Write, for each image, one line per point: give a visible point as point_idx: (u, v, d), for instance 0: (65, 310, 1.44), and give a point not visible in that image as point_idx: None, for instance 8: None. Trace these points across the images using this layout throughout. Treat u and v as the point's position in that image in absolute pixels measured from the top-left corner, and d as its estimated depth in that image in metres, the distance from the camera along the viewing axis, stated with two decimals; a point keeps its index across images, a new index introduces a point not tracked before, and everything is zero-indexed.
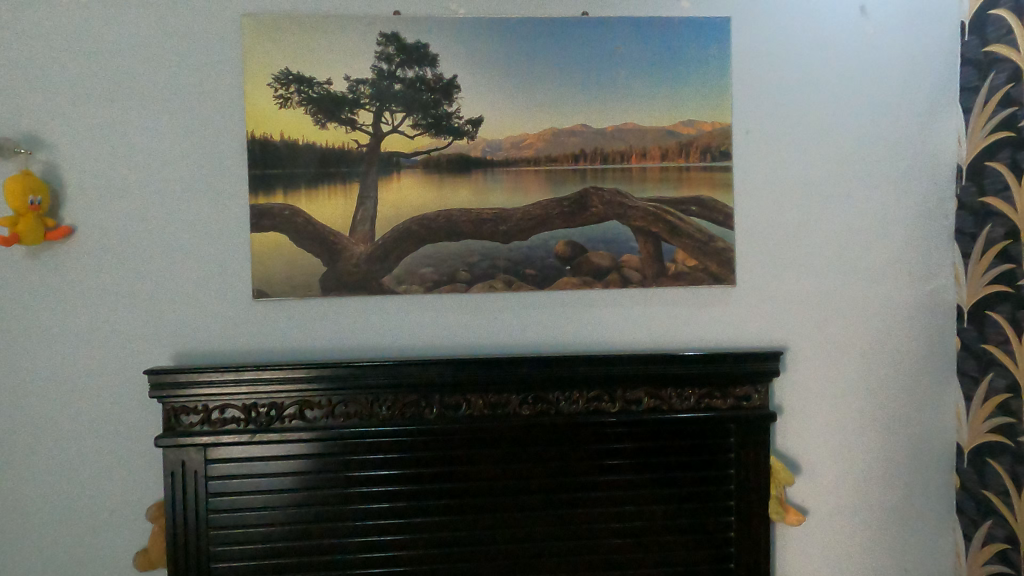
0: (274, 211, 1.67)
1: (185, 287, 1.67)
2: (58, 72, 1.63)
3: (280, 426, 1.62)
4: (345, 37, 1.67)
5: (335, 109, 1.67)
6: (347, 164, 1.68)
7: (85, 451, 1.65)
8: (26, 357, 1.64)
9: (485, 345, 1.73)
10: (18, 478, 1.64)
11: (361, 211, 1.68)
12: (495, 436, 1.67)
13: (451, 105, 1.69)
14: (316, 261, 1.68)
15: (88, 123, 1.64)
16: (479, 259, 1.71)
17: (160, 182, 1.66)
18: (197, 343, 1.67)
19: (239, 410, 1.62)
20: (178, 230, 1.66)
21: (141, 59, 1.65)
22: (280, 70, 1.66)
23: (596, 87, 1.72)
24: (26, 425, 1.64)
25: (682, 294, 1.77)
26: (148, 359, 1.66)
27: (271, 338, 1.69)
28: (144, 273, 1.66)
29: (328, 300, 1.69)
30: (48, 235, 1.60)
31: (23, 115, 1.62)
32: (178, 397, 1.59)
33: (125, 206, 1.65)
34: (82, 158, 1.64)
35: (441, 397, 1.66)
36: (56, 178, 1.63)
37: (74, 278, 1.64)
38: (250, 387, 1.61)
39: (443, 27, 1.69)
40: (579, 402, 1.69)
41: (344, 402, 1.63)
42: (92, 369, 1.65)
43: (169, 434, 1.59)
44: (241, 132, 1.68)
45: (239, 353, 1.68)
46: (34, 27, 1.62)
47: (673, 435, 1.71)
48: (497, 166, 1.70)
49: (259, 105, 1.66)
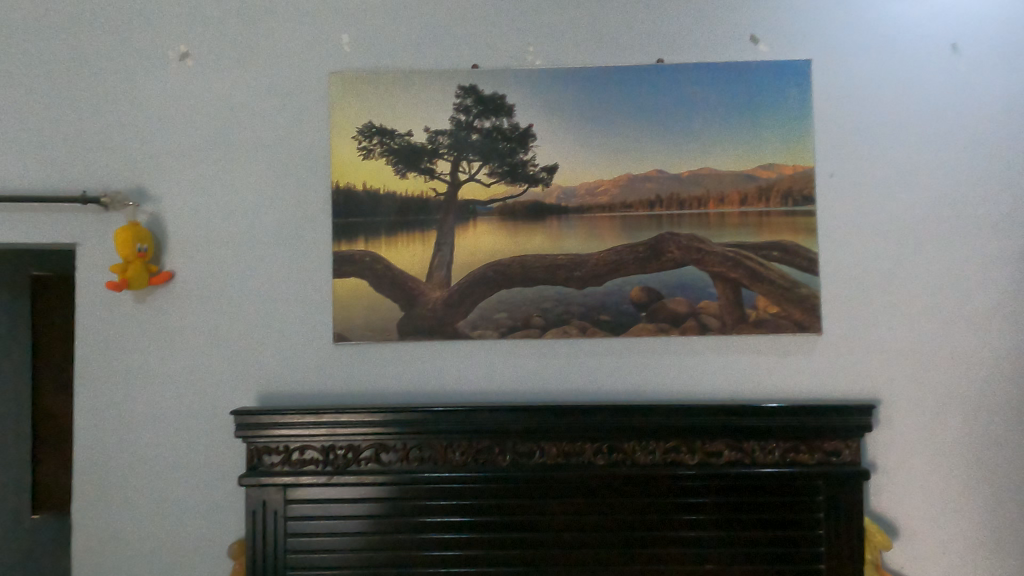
0: (356, 257, 1.73)
1: (271, 331, 1.74)
2: (166, 131, 1.77)
3: (356, 468, 1.65)
4: (426, 91, 1.74)
5: (414, 159, 1.73)
6: (425, 211, 1.73)
7: (175, 487, 1.72)
8: (126, 394, 1.74)
9: (559, 391, 1.71)
10: (113, 511, 1.72)
11: (438, 257, 1.72)
12: (569, 486, 1.64)
13: (527, 154, 1.72)
14: (394, 306, 1.72)
15: (189, 177, 1.76)
16: (554, 304, 1.71)
17: (251, 230, 1.75)
18: (281, 384, 1.73)
19: (318, 451, 1.66)
20: (266, 276, 1.75)
21: (239, 117, 1.77)
22: (364, 124, 1.75)
23: (673, 133, 1.72)
24: (124, 460, 1.73)
25: (763, 342, 1.71)
26: (235, 398, 1.74)
27: (350, 381, 1.73)
28: (234, 316, 1.74)
29: (404, 344, 1.72)
30: (151, 280, 1.72)
31: (133, 171, 1.77)
32: (262, 437, 1.65)
33: (219, 253, 1.75)
34: (183, 210, 1.76)
35: (515, 444, 1.64)
36: (160, 227, 1.76)
37: (172, 321, 1.74)
38: (329, 429, 1.65)
39: (520, 78, 1.73)
40: (656, 453, 1.64)
41: (419, 447, 1.65)
42: (184, 407, 1.73)
43: (252, 473, 1.64)
44: (327, 182, 1.76)
45: (320, 395, 1.73)
46: (147, 92, 1.77)
47: (756, 491, 1.63)
48: (573, 213, 1.71)
49: (343, 156, 1.75)
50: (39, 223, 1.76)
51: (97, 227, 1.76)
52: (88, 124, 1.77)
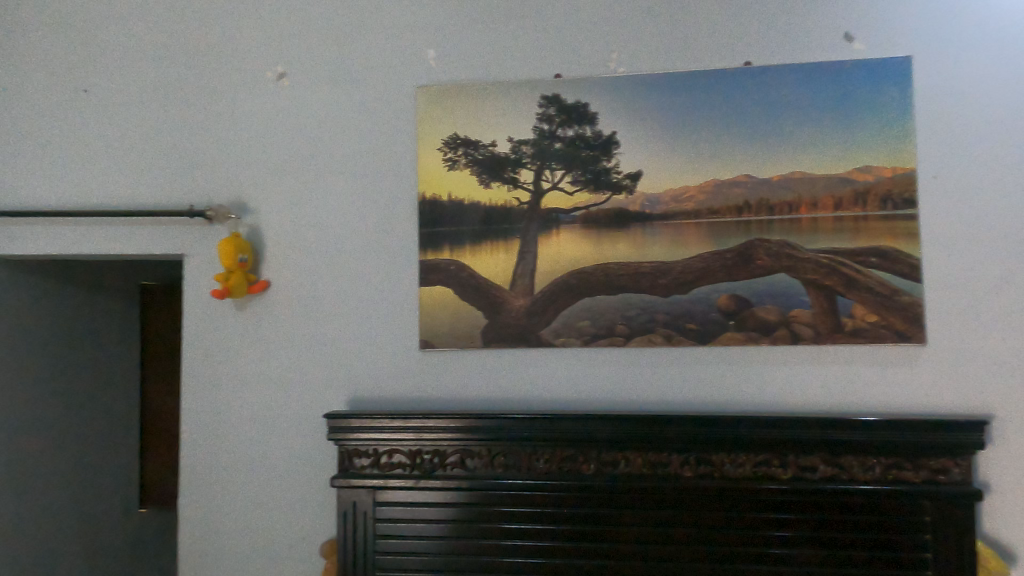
0: (441, 266, 1.77)
1: (361, 337, 1.80)
2: (265, 147, 1.87)
3: (442, 473, 1.68)
4: (510, 102, 1.77)
5: (498, 169, 1.76)
6: (508, 220, 1.75)
7: (271, 485, 1.80)
8: (227, 396, 1.84)
9: (644, 400, 1.69)
10: (215, 506, 1.82)
11: (521, 265, 1.74)
12: (655, 497, 1.61)
13: (610, 161, 1.72)
14: (478, 314, 1.75)
15: (285, 190, 1.85)
16: (638, 312, 1.69)
17: (342, 240, 1.82)
18: (370, 389, 1.79)
19: (405, 455, 1.70)
20: (356, 285, 1.81)
21: (331, 132, 1.85)
22: (450, 135, 1.79)
23: (762, 136, 1.67)
24: (225, 459, 1.83)
25: (862, 353, 1.63)
26: (327, 402, 1.80)
27: (436, 387, 1.77)
28: (327, 323, 1.81)
29: (488, 351, 1.75)
30: (251, 289, 1.81)
31: (235, 186, 1.87)
32: (352, 440, 1.70)
33: (313, 263, 1.83)
34: (279, 222, 1.85)
35: (599, 453, 1.63)
36: (259, 239, 1.85)
37: (270, 328, 1.83)
38: (416, 434, 1.68)
39: (603, 85, 1.73)
40: (746, 466, 1.59)
41: (503, 453, 1.66)
42: (280, 410, 1.82)
43: (343, 474, 1.70)
44: (414, 193, 1.81)
45: (406, 400, 1.78)
46: (248, 110, 1.88)
47: (855, 509, 1.55)
48: (657, 220, 1.69)
49: (429, 168, 1.79)
50: (151, 236, 1.89)
51: (203, 239, 1.87)
52: (195, 143, 1.89)
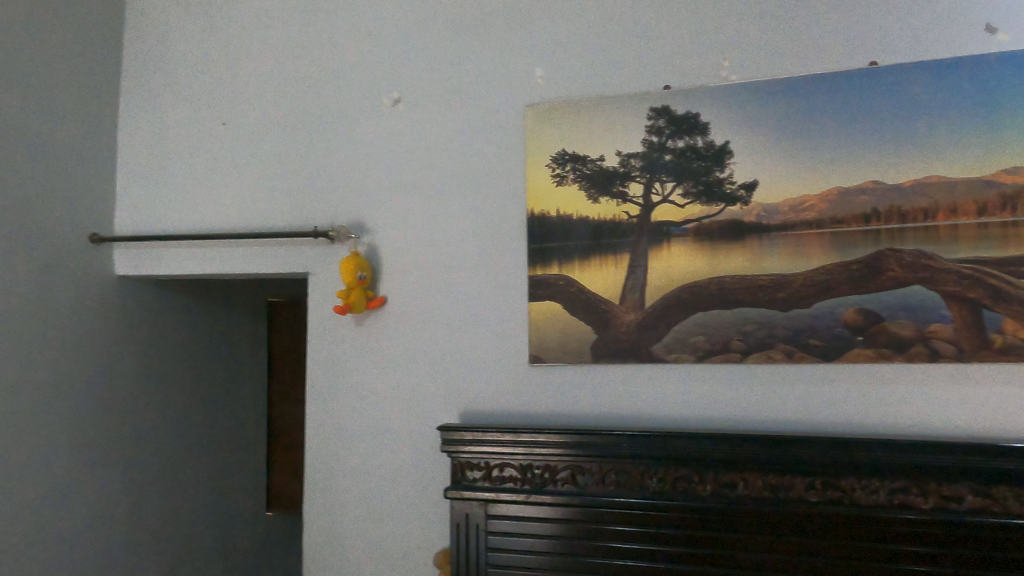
0: (550, 281, 1.78)
1: (472, 352, 1.84)
2: (381, 170, 1.96)
3: (553, 489, 1.68)
4: (619, 115, 1.76)
5: (607, 184, 1.75)
6: (617, 234, 1.73)
7: (388, 494, 1.87)
8: (348, 407, 1.93)
9: (764, 419, 1.62)
10: (337, 512, 1.91)
11: (631, 279, 1.71)
12: (778, 523, 1.52)
13: (723, 172, 1.67)
14: (588, 329, 1.74)
15: (400, 210, 1.93)
16: (755, 328, 1.62)
17: (454, 257, 1.88)
18: (481, 403, 1.82)
19: (516, 469, 1.71)
20: (467, 300, 1.86)
21: (443, 152, 1.91)
22: (558, 152, 1.80)
23: (892, 139, 1.56)
24: (345, 467, 1.91)
25: (1014, 373, 1.48)
26: (440, 415, 1.85)
27: (546, 401, 1.77)
28: (440, 338, 1.87)
29: (598, 366, 1.73)
30: (369, 305, 1.90)
31: (355, 207, 1.98)
32: (465, 453, 1.73)
33: (426, 279, 1.89)
34: (395, 240, 1.93)
35: (716, 474, 1.57)
36: (376, 257, 1.94)
37: (386, 342, 1.91)
38: (527, 448, 1.69)
39: (715, 94, 1.69)
40: (880, 493, 1.47)
41: (615, 471, 1.63)
42: (397, 421, 1.88)
43: (456, 486, 1.73)
44: (523, 210, 1.83)
45: (517, 415, 1.79)
46: (366, 134, 1.98)
47: (1009, 545, 1.40)
48: (775, 231, 1.62)
49: (538, 184, 1.81)
50: (280, 256, 2.02)
51: (325, 258, 1.98)
52: (318, 168, 2.02)
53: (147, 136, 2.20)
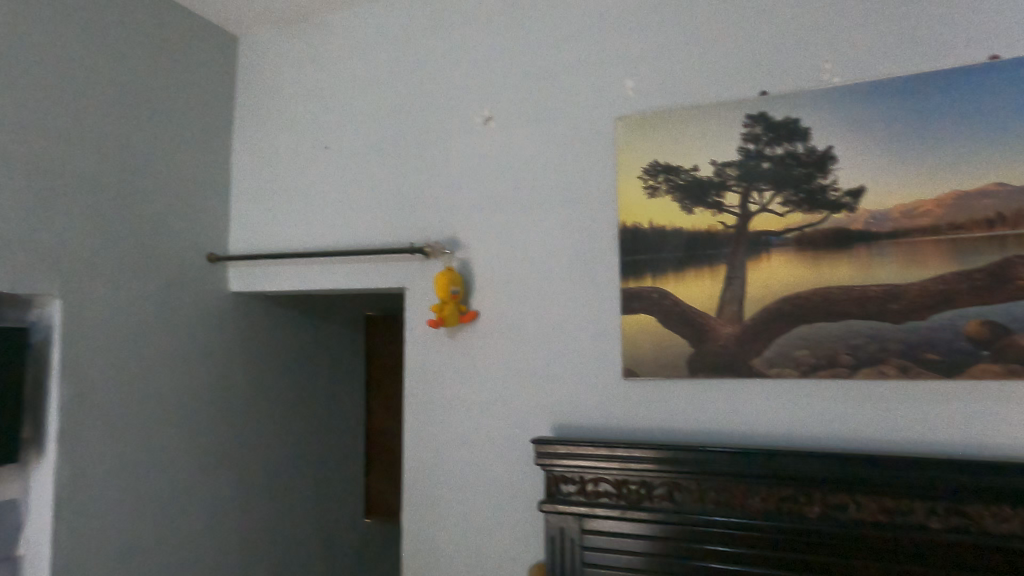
0: (643, 293, 1.76)
1: (564, 365, 1.84)
2: (473, 186, 2.01)
3: (650, 505, 1.64)
4: (713, 124, 1.72)
5: (701, 194, 1.71)
6: (713, 245, 1.69)
7: (483, 505, 1.90)
8: (443, 418, 1.98)
9: (877, 438, 1.53)
10: (434, 521, 1.96)
11: (728, 292, 1.67)
12: (894, 550, 1.43)
13: (826, 178, 1.59)
14: (683, 342, 1.70)
15: (492, 225, 1.97)
16: (865, 341, 1.53)
17: (546, 271, 1.89)
18: (574, 416, 1.82)
19: (611, 484, 1.69)
20: (559, 313, 1.86)
21: (533, 167, 1.94)
22: (650, 163, 1.78)
23: (1018, 137, 1.45)
24: (441, 478, 1.96)
25: None
26: (533, 428, 1.86)
27: (641, 416, 1.75)
28: (532, 351, 1.88)
29: (695, 381, 1.69)
30: (462, 318, 1.94)
31: (448, 224, 2.03)
32: (559, 466, 1.73)
33: (518, 293, 1.92)
34: (487, 255, 1.97)
35: (824, 495, 1.49)
36: (469, 272, 1.98)
37: (479, 355, 1.95)
38: (622, 463, 1.67)
39: (817, 98, 1.62)
40: (1012, 521, 1.36)
41: (714, 489, 1.58)
42: (491, 433, 1.91)
43: (551, 499, 1.73)
44: (615, 222, 1.83)
45: (611, 429, 1.78)
46: (458, 153, 2.04)
47: None
48: (886, 239, 1.53)
49: (630, 196, 1.80)
50: (378, 272, 2.11)
51: (420, 273, 2.05)
52: (413, 187, 2.09)
53: (258, 162, 2.36)
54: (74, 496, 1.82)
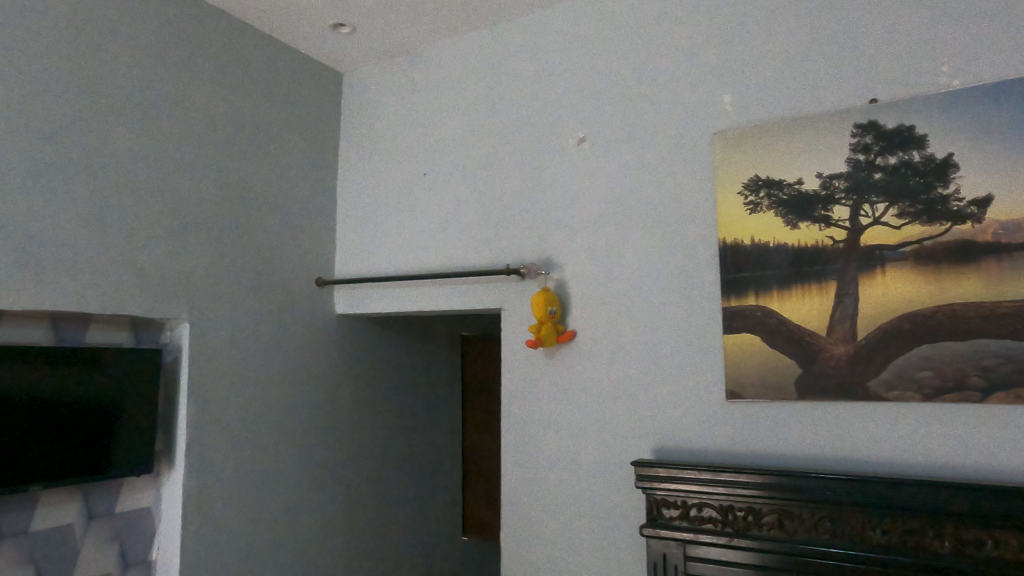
0: (746, 312, 1.70)
1: (663, 385, 1.81)
2: (567, 207, 2.03)
3: (758, 533, 1.57)
4: (818, 135, 1.66)
5: (807, 208, 1.65)
6: (821, 261, 1.62)
7: (582, 527, 1.88)
8: (541, 438, 1.98)
9: (1016, 468, 1.40)
10: (534, 541, 1.96)
11: (839, 310, 1.59)
12: None
13: (947, 187, 1.49)
14: (791, 363, 1.63)
15: (587, 245, 1.98)
16: (998, 362, 1.41)
17: (643, 290, 1.87)
18: (675, 439, 1.78)
19: (716, 510, 1.63)
20: (658, 333, 1.84)
21: (628, 186, 1.93)
22: (751, 178, 1.74)
23: None
24: (540, 498, 1.96)
25: None
26: (633, 450, 1.83)
27: (747, 440, 1.68)
28: (630, 371, 1.86)
29: (804, 403, 1.62)
30: (559, 338, 1.95)
31: (544, 244, 2.05)
32: (660, 489, 1.69)
33: (615, 313, 1.91)
34: (583, 275, 1.97)
35: (955, 528, 1.38)
36: (565, 292, 1.99)
37: (576, 375, 1.95)
38: (727, 488, 1.61)
39: (933, 103, 1.53)
40: None
41: (829, 518, 1.50)
42: (589, 454, 1.90)
43: (653, 523, 1.69)
44: (714, 240, 1.78)
45: (714, 452, 1.72)
46: (552, 174, 2.07)
47: None
48: (1019, 251, 1.41)
49: (730, 213, 1.75)
50: (476, 293, 2.15)
51: (517, 293, 2.07)
52: (508, 209, 2.13)
53: (361, 190, 2.48)
54: (199, 505, 1.95)
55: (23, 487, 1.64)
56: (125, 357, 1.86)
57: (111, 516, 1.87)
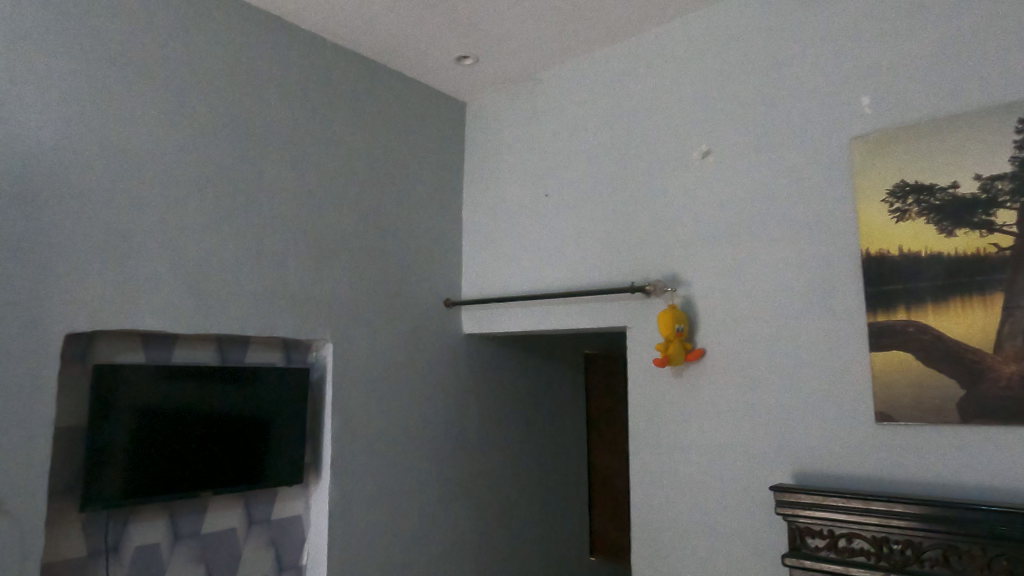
0: (897, 327, 1.58)
1: (803, 405, 1.71)
2: (693, 221, 1.98)
3: (919, 569, 1.44)
4: (974, 134, 1.52)
5: (965, 213, 1.51)
6: (984, 271, 1.47)
7: (718, 552, 1.81)
8: (672, 459, 1.94)
9: None
10: (667, 565, 1.91)
11: (1008, 324, 1.43)
12: None
13: None
14: (951, 383, 1.49)
15: (715, 260, 1.92)
16: None
17: (776, 305, 1.79)
18: (818, 463, 1.67)
19: (869, 542, 1.51)
20: (795, 351, 1.74)
21: (758, 198, 1.86)
22: (897, 183, 1.62)
23: None
24: (673, 520, 1.91)
25: None
26: (770, 474, 1.75)
27: (900, 466, 1.55)
28: (765, 391, 1.78)
29: (968, 427, 1.47)
30: (688, 356, 1.90)
31: (669, 260, 2.02)
32: (804, 517, 1.59)
33: (747, 329, 1.83)
34: (711, 291, 1.92)
35: None
36: (692, 309, 1.95)
37: (706, 394, 1.89)
38: (880, 519, 1.49)
39: None
40: None
41: (1005, 557, 1.34)
42: (722, 476, 1.83)
43: (795, 553, 1.59)
44: (856, 251, 1.67)
45: (863, 479, 1.60)
46: (676, 189, 2.04)
47: None
48: None
49: (873, 222, 1.64)
50: (600, 311, 2.16)
51: (642, 311, 2.05)
52: (631, 226, 2.12)
53: (486, 213, 2.56)
54: (343, 515, 2.08)
55: (194, 493, 1.82)
56: (277, 375, 2.03)
57: (267, 521, 2.04)
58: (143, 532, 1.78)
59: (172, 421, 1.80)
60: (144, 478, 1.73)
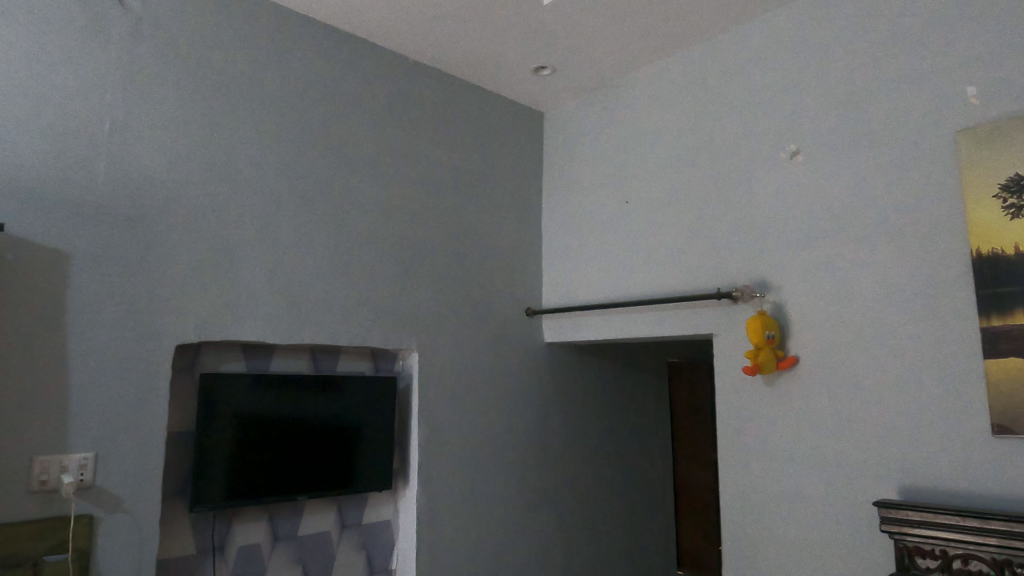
0: (1014, 333, 1.46)
1: (908, 415, 1.61)
2: (782, 224, 1.91)
3: None
4: None
5: None
6: None
7: (817, 569, 1.72)
8: (765, 471, 1.87)
9: None
10: None
11: None
12: None
13: None
14: None
15: (807, 264, 1.84)
16: None
17: (876, 309, 1.70)
18: (926, 477, 1.57)
19: (987, 565, 1.40)
20: (898, 357, 1.64)
21: (852, 197, 1.77)
22: (1010, 178, 1.50)
23: None
24: (767, 534, 1.84)
25: None
26: (873, 488, 1.65)
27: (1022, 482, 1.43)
28: (865, 400, 1.69)
29: None
30: (779, 365, 1.83)
31: (757, 265, 1.95)
32: (912, 536, 1.49)
33: (844, 335, 1.75)
34: (803, 296, 1.84)
35: None
36: (784, 315, 1.87)
37: (800, 403, 1.81)
38: (1001, 540, 1.37)
39: None
40: None
41: None
42: (819, 490, 1.75)
43: (905, 575, 1.49)
44: (965, 251, 1.57)
45: (978, 496, 1.49)
46: (763, 191, 1.97)
47: None
48: None
49: (984, 220, 1.53)
50: (685, 318, 2.11)
51: (729, 317, 1.99)
52: (716, 230, 2.07)
53: (566, 221, 2.56)
54: (430, 521, 2.12)
55: (290, 496, 1.91)
56: (366, 383, 2.09)
57: (359, 526, 2.10)
58: (245, 532, 1.87)
59: (270, 426, 1.89)
60: (245, 481, 1.83)
